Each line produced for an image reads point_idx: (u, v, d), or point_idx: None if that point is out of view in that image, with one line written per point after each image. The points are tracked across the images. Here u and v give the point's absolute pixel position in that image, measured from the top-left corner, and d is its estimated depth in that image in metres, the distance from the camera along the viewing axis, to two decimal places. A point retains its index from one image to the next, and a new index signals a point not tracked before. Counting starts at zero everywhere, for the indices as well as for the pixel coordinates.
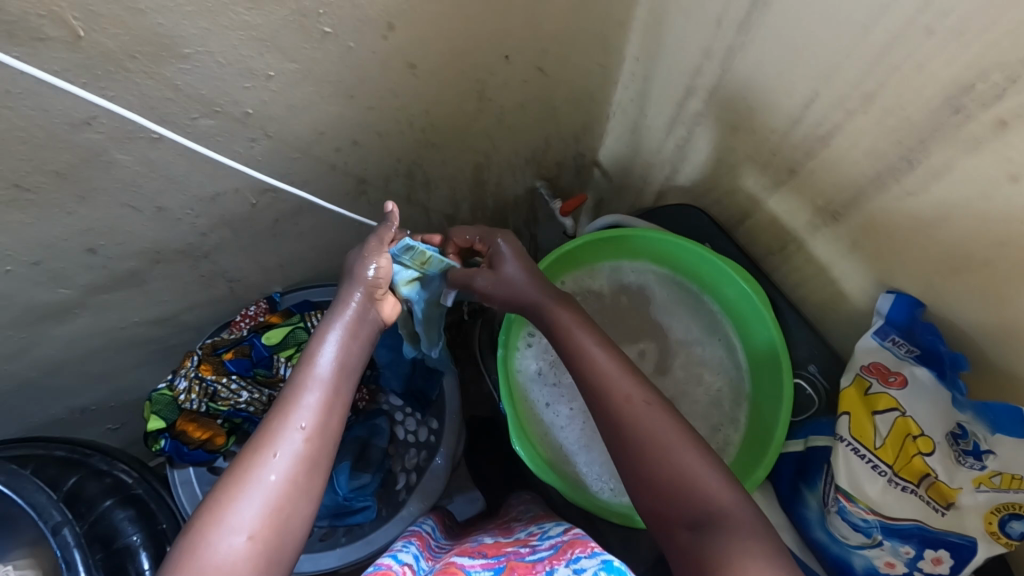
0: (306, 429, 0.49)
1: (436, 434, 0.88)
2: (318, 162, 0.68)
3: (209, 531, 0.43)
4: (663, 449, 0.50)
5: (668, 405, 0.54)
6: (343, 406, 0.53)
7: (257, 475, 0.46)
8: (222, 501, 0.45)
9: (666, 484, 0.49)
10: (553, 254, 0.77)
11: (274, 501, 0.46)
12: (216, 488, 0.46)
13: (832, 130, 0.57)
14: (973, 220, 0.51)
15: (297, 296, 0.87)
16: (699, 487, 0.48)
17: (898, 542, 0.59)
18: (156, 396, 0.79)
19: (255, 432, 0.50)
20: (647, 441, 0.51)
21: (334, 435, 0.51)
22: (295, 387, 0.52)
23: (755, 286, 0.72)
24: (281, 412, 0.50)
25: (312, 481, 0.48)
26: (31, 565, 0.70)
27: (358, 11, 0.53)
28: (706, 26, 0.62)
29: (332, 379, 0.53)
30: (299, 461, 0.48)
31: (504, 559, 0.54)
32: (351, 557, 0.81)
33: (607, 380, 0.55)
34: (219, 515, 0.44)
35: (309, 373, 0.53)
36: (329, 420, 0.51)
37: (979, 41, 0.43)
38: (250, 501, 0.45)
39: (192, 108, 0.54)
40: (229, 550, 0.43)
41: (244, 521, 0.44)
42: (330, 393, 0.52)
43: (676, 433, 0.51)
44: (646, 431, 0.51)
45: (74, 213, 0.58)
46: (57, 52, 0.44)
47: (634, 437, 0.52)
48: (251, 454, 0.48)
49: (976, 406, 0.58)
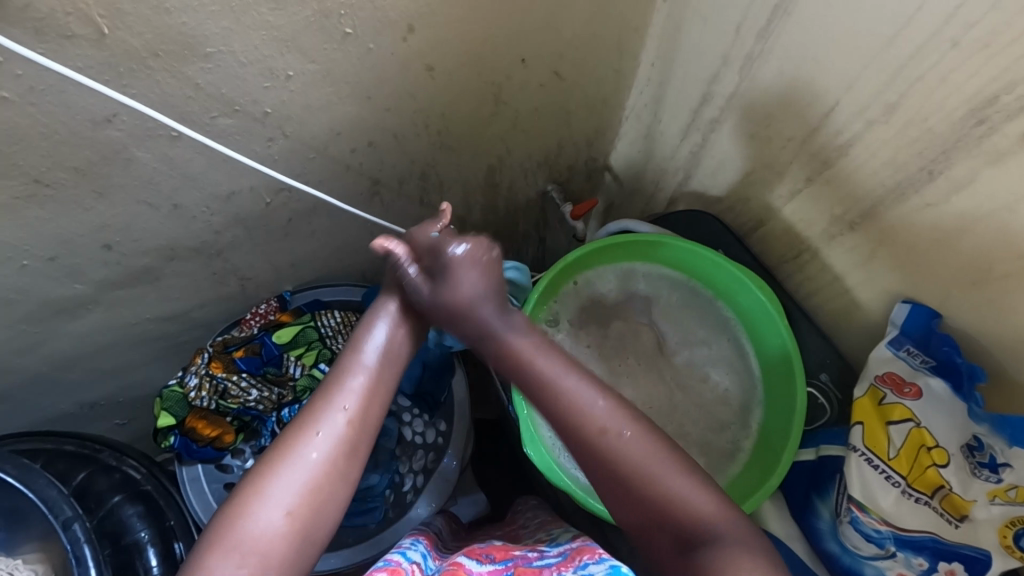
0: (349, 412, 0.50)
1: (444, 436, 0.88)
2: (335, 163, 0.68)
3: (248, 504, 0.44)
4: (650, 475, 0.48)
5: (653, 426, 0.52)
6: (385, 392, 0.54)
7: (299, 452, 0.47)
8: (263, 475, 0.46)
9: (656, 512, 0.48)
10: (552, 269, 0.78)
11: (314, 480, 0.47)
12: (257, 463, 0.47)
13: (851, 139, 0.57)
14: (994, 232, 0.51)
15: (308, 294, 0.87)
16: (690, 503, 0.47)
17: (911, 554, 0.59)
18: (166, 393, 0.79)
19: (301, 409, 0.51)
20: (632, 466, 0.49)
21: (374, 420, 0.52)
22: (342, 369, 0.53)
23: (769, 293, 0.72)
24: (327, 393, 0.51)
25: (351, 465, 0.49)
26: (42, 560, 0.68)
27: (378, 12, 0.53)
28: (725, 33, 0.63)
29: (376, 368, 0.54)
30: (341, 444, 0.49)
31: (511, 564, 0.54)
32: (356, 559, 0.82)
33: (572, 406, 0.52)
34: (260, 489, 0.45)
35: (354, 359, 0.54)
36: (372, 407, 0.52)
37: (1006, 52, 0.43)
38: (289, 477, 0.46)
39: (211, 107, 0.54)
40: (266, 525, 0.44)
41: (283, 498, 0.45)
42: (374, 379, 0.53)
43: (660, 457, 0.49)
44: (630, 457, 0.49)
45: (92, 210, 0.58)
46: (83, 50, 0.44)
47: (619, 465, 0.49)
48: (295, 432, 0.49)
49: (994, 419, 0.58)
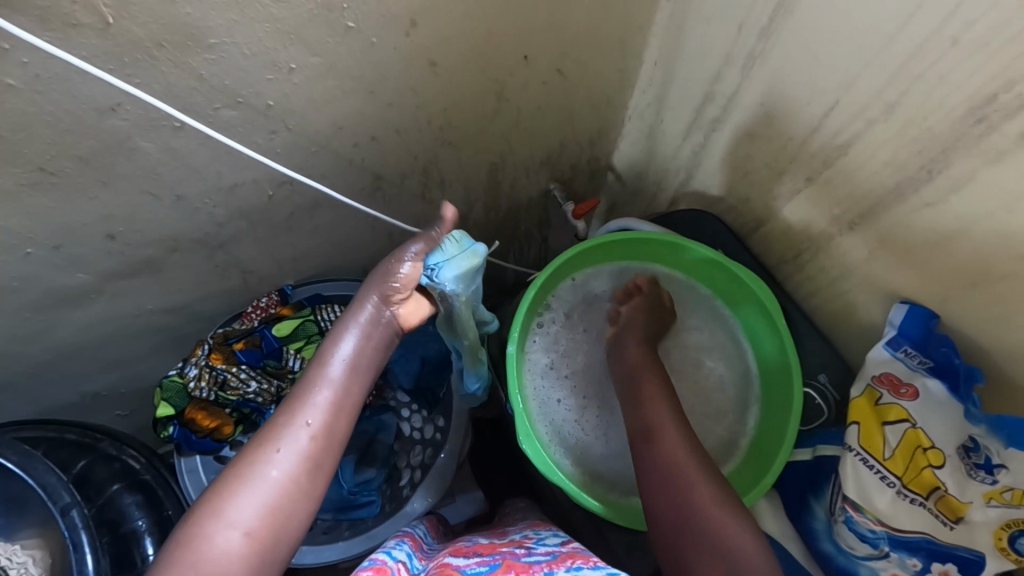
0: (312, 427, 0.53)
1: (442, 432, 0.87)
2: (337, 156, 0.68)
3: (205, 523, 0.47)
4: (689, 487, 0.58)
5: (709, 463, 0.61)
6: (353, 405, 0.56)
7: (258, 471, 0.50)
8: (223, 493, 0.49)
9: (690, 521, 0.56)
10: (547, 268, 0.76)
11: (273, 499, 0.49)
12: (219, 479, 0.50)
13: (852, 138, 0.57)
14: (992, 231, 0.51)
15: (309, 288, 0.86)
16: (732, 533, 0.54)
17: (906, 554, 0.59)
18: (167, 382, 0.79)
19: (263, 428, 0.54)
20: (687, 478, 0.59)
21: (339, 435, 0.55)
22: (307, 385, 0.55)
23: (767, 292, 0.72)
24: (290, 408, 0.54)
25: (310, 485, 0.52)
26: (39, 546, 0.69)
27: (382, 7, 0.53)
28: (727, 33, 0.63)
29: (343, 381, 0.56)
30: (303, 461, 0.51)
31: (499, 558, 0.55)
32: (353, 551, 0.80)
33: (663, 426, 0.65)
34: (217, 507, 0.48)
35: (320, 373, 0.56)
36: (335, 423, 0.54)
37: (1005, 52, 0.43)
38: (251, 497, 0.49)
39: (215, 99, 0.54)
40: (222, 545, 0.46)
41: (240, 519, 0.48)
42: (341, 392, 0.56)
43: (710, 479, 0.59)
44: (687, 475, 0.60)
45: (96, 199, 0.59)
46: (88, 38, 0.45)
47: (676, 475, 0.60)
48: (255, 451, 0.51)
49: (990, 419, 0.57)
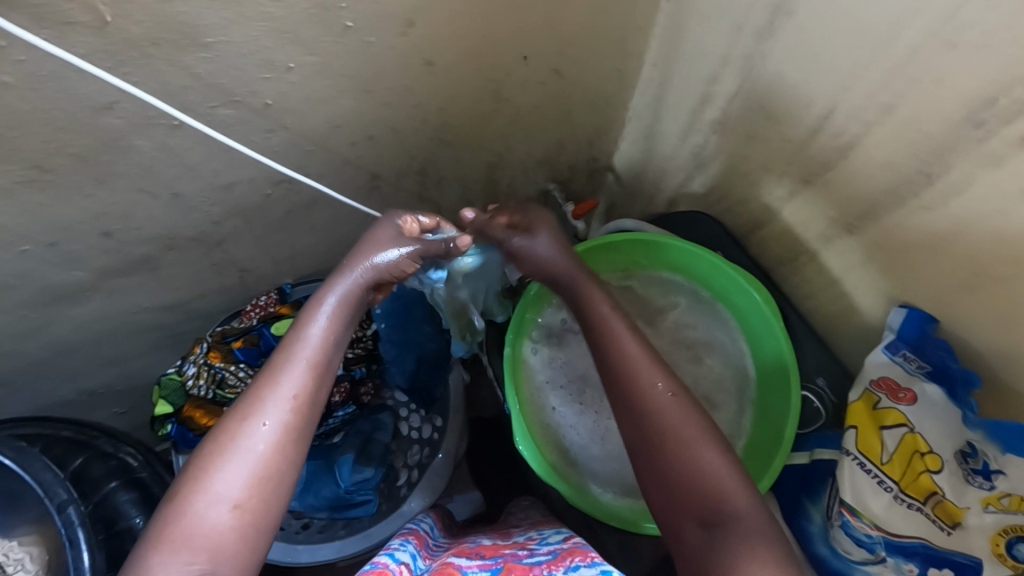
0: (294, 399, 0.51)
1: (439, 432, 0.88)
2: (334, 155, 0.68)
3: (193, 499, 0.46)
4: (676, 436, 0.51)
5: (692, 401, 0.54)
6: (331, 372, 0.55)
7: (242, 444, 0.48)
8: (206, 467, 0.47)
9: (673, 480, 0.50)
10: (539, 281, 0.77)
11: (260, 471, 0.48)
12: (199, 453, 0.48)
13: (851, 140, 0.57)
14: (990, 234, 0.50)
15: (308, 288, 0.87)
16: (720, 487, 0.49)
17: (902, 559, 0.58)
18: (166, 380, 0.80)
19: (241, 397, 0.51)
20: (665, 427, 0.52)
21: (319, 402, 0.53)
22: (285, 355, 0.53)
23: (765, 295, 0.72)
24: (270, 378, 0.52)
25: (296, 452, 0.50)
26: (36, 543, 0.70)
27: (378, 6, 0.53)
28: (726, 33, 0.62)
29: (321, 351, 0.54)
30: (287, 431, 0.50)
31: (501, 562, 0.54)
32: (349, 550, 0.83)
33: (632, 367, 0.56)
34: (204, 482, 0.46)
35: (297, 342, 0.54)
36: (316, 392, 0.53)
37: (1002, 56, 0.42)
38: (237, 469, 0.47)
39: (211, 97, 0.54)
40: (212, 520, 0.45)
41: (229, 494, 0.46)
42: (319, 360, 0.54)
43: (691, 427, 0.52)
44: (667, 423, 0.52)
45: (92, 196, 0.59)
46: (83, 36, 0.45)
47: (654, 423, 0.52)
48: (235, 422, 0.49)
49: (987, 425, 0.57)
